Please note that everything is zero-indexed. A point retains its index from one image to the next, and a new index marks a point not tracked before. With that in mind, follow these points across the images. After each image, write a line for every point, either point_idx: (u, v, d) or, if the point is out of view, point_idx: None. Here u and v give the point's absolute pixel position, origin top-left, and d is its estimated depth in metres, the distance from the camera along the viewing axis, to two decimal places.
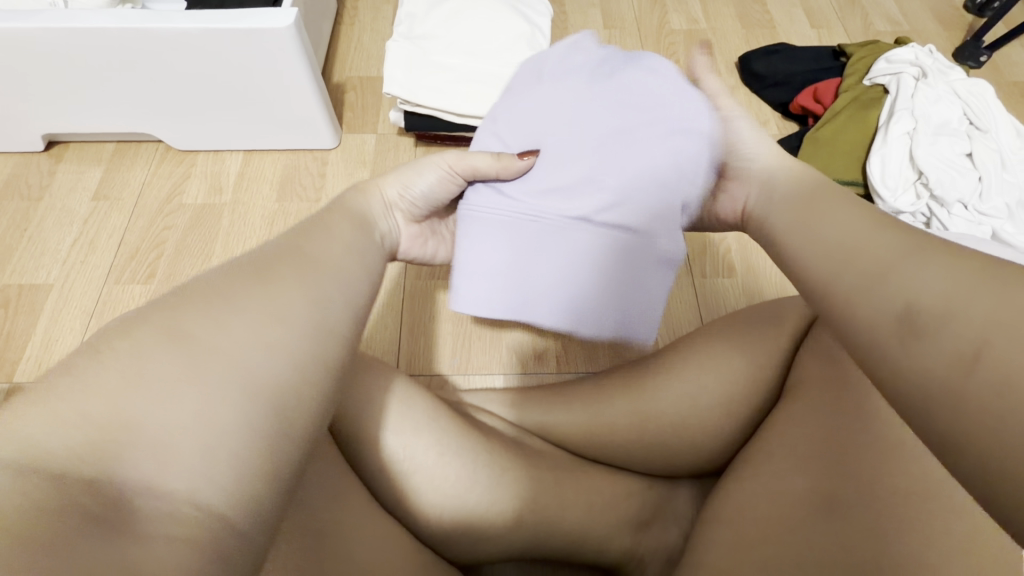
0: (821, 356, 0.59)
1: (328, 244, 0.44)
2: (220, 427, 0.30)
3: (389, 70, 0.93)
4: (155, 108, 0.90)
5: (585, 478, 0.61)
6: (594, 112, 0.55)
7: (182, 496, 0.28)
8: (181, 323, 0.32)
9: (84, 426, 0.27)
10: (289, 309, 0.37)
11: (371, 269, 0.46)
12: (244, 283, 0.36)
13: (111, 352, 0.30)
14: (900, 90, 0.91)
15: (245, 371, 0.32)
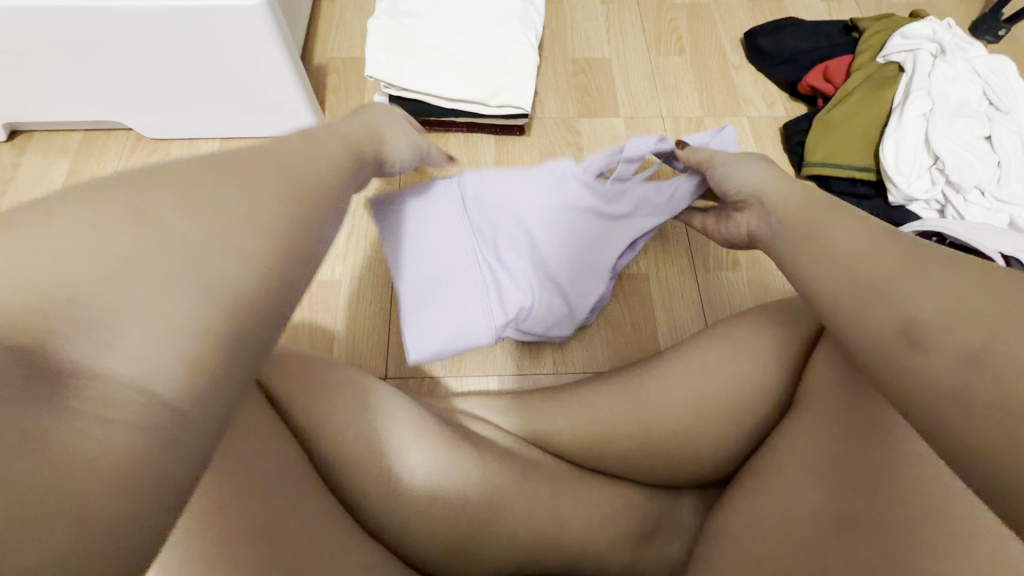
0: (832, 361, 0.55)
1: (306, 149, 0.42)
2: (166, 313, 0.28)
3: (372, 51, 0.87)
4: (122, 94, 0.84)
5: (583, 489, 0.59)
6: (554, 220, 0.74)
7: (117, 379, 0.26)
8: (136, 203, 0.30)
9: (15, 281, 0.25)
10: (260, 212, 0.34)
11: (345, 183, 0.44)
12: (216, 177, 0.34)
13: (64, 221, 0.28)
14: (917, 68, 0.85)
15: (199, 265, 0.30)
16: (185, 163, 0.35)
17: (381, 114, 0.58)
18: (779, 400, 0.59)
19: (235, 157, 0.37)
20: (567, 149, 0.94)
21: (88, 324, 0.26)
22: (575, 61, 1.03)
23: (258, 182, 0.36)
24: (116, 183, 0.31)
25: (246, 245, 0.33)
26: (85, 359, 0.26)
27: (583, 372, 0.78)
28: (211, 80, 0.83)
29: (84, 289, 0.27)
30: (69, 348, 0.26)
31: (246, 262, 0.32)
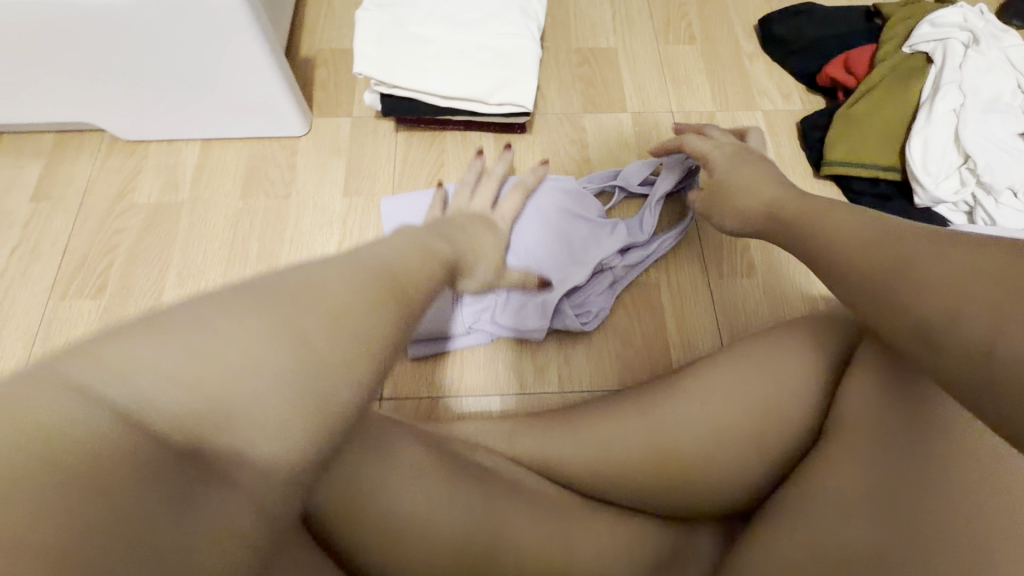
0: (868, 391, 0.51)
1: (404, 247, 0.44)
2: (295, 421, 0.29)
3: (360, 44, 0.81)
4: (93, 94, 0.78)
5: (594, 523, 0.54)
6: (547, 226, 0.76)
7: (252, 476, 0.29)
8: (274, 291, 0.32)
9: (176, 384, 0.27)
10: (377, 307, 0.35)
11: (430, 264, 0.45)
12: (355, 282, 0.35)
13: (215, 313, 0.30)
14: (947, 59, 0.80)
15: (325, 380, 0.31)
16: (328, 260, 0.36)
17: (484, 231, 0.65)
18: (803, 425, 0.55)
19: (368, 262, 0.38)
20: (571, 147, 0.89)
21: (234, 422, 0.29)
22: (579, 51, 0.96)
23: (386, 298, 0.36)
24: (269, 282, 0.33)
25: (365, 334, 0.33)
26: (231, 449, 0.29)
27: (590, 390, 0.74)
28: (188, 77, 0.77)
29: (230, 382, 0.29)
30: (221, 441, 0.28)
31: (363, 375, 0.32)
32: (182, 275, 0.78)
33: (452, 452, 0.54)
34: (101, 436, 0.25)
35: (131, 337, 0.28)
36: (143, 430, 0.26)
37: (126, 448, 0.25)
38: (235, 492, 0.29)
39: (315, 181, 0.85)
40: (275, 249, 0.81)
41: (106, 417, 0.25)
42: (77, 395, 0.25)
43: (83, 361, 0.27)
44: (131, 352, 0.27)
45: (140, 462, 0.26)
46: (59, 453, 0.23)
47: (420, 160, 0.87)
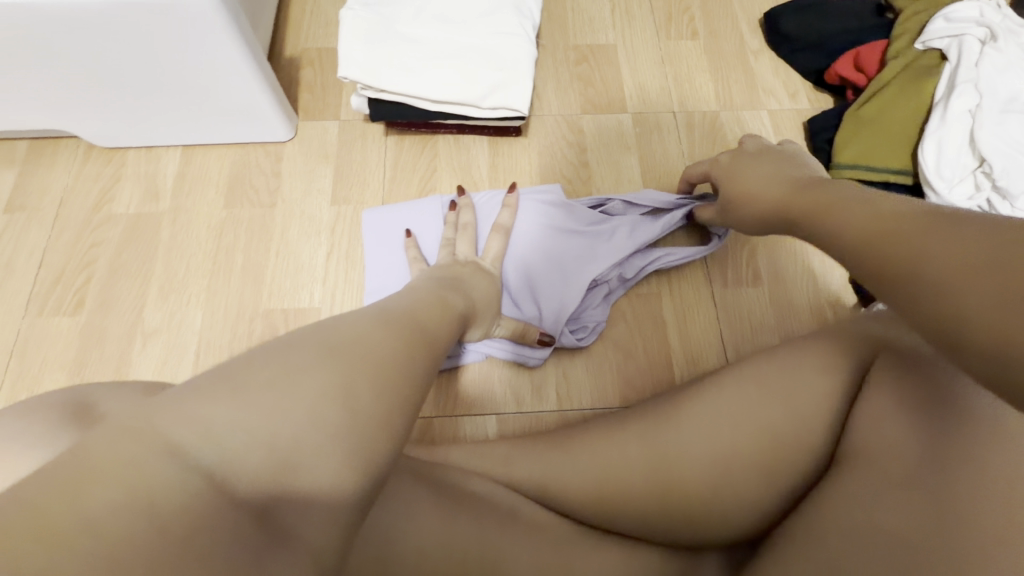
0: (885, 415, 0.48)
1: (422, 300, 0.49)
2: (349, 471, 0.31)
3: (345, 46, 0.77)
4: (65, 101, 0.74)
5: (597, 554, 0.51)
6: (539, 243, 0.73)
7: (314, 529, 0.30)
8: (324, 346, 0.34)
9: (250, 439, 0.28)
10: (412, 355, 0.38)
11: (442, 308, 0.50)
12: (390, 340, 0.38)
13: (273, 369, 0.31)
14: (963, 56, 0.76)
15: (373, 433, 0.33)
16: (361, 318, 0.39)
17: (485, 278, 0.67)
18: (816, 452, 0.52)
19: (394, 318, 0.41)
20: (568, 150, 0.85)
21: (298, 477, 0.30)
22: (577, 48, 0.92)
23: (415, 354, 0.39)
24: (325, 336, 0.35)
25: (408, 381, 0.36)
26: (296, 503, 0.30)
27: (591, 408, 0.71)
28: (164, 81, 0.73)
29: (297, 432, 0.30)
30: (287, 495, 0.29)
31: (400, 427, 0.35)
32: (164, 290, 0.75)
33: (446, 481, 0.51)
34: (186, 493, 0.25)
35: (203, 397, 0.29)
36: (222, 490, 0.27)
37: (208, 504, 0.26)
38: (298, 544, 0.29)
39: (302, 188, 0.81)
40: (261, 260, 0.77)
41: (192, 478, 0.26)
42: (166, 457, 0.26)
43: (166, 421, 0.27)
44: (204, 411, 0.28)
45: (223, 521, 0.26)
46: (160, 516, 0.24)
47: (411, 165, 0.83)
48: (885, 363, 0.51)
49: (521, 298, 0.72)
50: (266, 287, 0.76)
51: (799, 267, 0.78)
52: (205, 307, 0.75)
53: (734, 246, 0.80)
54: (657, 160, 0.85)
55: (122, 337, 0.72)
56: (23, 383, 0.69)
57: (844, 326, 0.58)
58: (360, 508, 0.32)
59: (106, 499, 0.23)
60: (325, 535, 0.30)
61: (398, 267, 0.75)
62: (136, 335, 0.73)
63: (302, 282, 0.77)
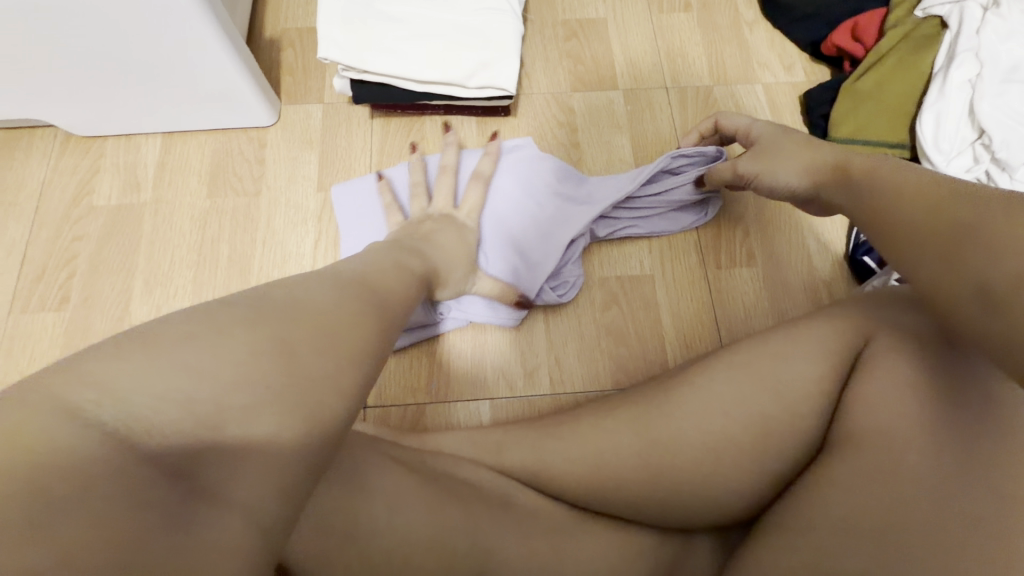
0: (879, 398, 0.47)
1: (369, 261, 0.50)
2: (286, 430, 0.31)
3: (326, 28, 0.75)
4: (35, 91, 0.72)
5: (588, 539, 0.52)
6: (537, 201, 0.74)
7: (250, 485, 0.29)
8: (255, 307, 0.34)
9: (168, 401, 0.27)
10: (361, 317, 0.39)
11: (405, 278, 0.50)
12: (333, 302, 0.38)
13: (194, 331, 0.31)
14: (964, 24, 0.74)
15: (313, 393, 0.32)
16: (306, 283, 0.39)
17: (460, 243, 0.68)
18: (807, 435, 0.52)
19: (343, 285, 0.41)
20: (559, 130, 0.83)
21: (229, 435, 0.29)
22: (566, 23, 0.89)
23: (364, 323, 0.38)
24: (255, 301, 0.35)
25: (356, 353, 0.36)
26: (225, 460, 0.29)
27: (585, 392, 0.71)
28: (136, 67, 0.70)
29: (225, 393, 0.29)
30: (214, 456, 0.28)
31: (350, 395, 0.35)
32: (149, 282, 0.74)
33: (434, 469, 0.51)
34: (94, 452, 0.24)
35: (112, 356, 0.28)
36: (134, 450, 0.26)
37: (118, 466, 0.25)
38: (231, 509, 0.28)
39: (285, 176, 0.80)
40: (247, 251, 0.76)
41: (99, 438, 0.25)
42: (65, 417, 0.24)
43: (67, 382, 0.26)
44: (117, 372, 0.27)
45: (132, 485, 0.25)
46: (60, 478, 0.23)
47: (397, 149, 0.81)
48: (884, 347, 0.50)
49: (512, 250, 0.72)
50: (253, 277, 0.75)
51: (792, 246, 0.78)
52: (191, 300, 0.74)
53: (728, 226, 0.79)
54: (648, 138, 0.83)
55: (108, 333, 0.72)
56: (10, 380, 0.69)
57: (837, 306, 0.57)
58: (303, 468, 0.31)
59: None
60: (264, 497, 0.29)
61: (367, 231, 0.75)
62: (123, 329, 0.72)
63: (289, 272, 0.75)
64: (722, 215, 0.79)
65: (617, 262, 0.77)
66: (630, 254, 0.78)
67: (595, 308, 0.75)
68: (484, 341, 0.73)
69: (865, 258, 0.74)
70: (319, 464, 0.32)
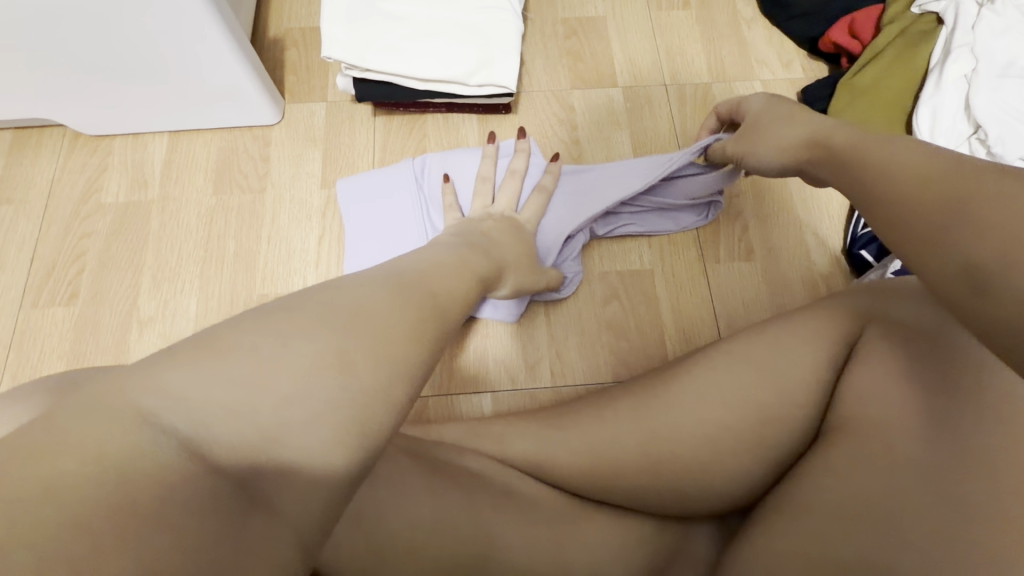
0: (872, 387, 0.49)
1: (423, 257, 0.46)
2: (340, 444, 0.29)
3: (330, 27, 0.76)
4: (44, 90, 0.73)
5: (589, 527, 0.53)
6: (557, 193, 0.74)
7: (299, 500, 0.28)
8: (318, 308, 0.32)
9: (227, 410, 0.27)
10: (421, 320, 0.36)
11: (459, 272, 0.47)
12: (395, 303, 0.35)
13: (254, 336, 0.30)
14: (959, 20, 0.75)
15: (367, 408, 0.30)
16: (370, 281, 0.37)
17: (520, 242, 0.66)
18: (804, 424, 0.53)
19: (406, 285, 0.38)
20: (559, 127, 0.84)
21: (284, 447, 0.28)
22: (566, 21, 0.90)
23: (424, 325, 0.35)
24: (318, 300, 0.33)
25: (412, 362, 0.33)
26: (279, 473, 0.28)
27: (586, 384, 0.72)
28: (143, 66, 0.71)
29: (280, 403, 0.28)
30: (269, 469, 0.28)
31: (400, 406, 0.32)
32: (157, 278, 0.75)
33: (438, 459, 0.52)
34: (161, 458, 0.24)
35: (179, 363, 0.28)
36: (200, 458, 0.26)
37: (185, 472, 0.25)
38: (281, 522, 0.27)
39: (290, 173, 0.81)
40: (252, 247, 0.77)
41: (166, 446, 0.25)
42: (136, 423, 0.25)
43: (140, 387, 0.26)
44: (181, 380, 0.27)
45: (199, 490, 0.25)
46: (133, 482, 0.23)
47: (400, 146, 0.82)
48: (878, 337, 0.51)
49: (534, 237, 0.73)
50: (259, 273, 0.76)
51: (790, 240, 0.78)
52: (198, 295, 0.75)
53: (727, 221, 0.80)
54: (647, 134, 0.84)
55: (117, 328, 0.73)
56: (22, 375, 0.70)
57: (833, 298, 0.58)
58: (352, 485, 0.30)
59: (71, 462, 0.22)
60: (312, 513, 0.28)
61: (371, 219, 0.76)
62: (131, 324, 0.73)
63: (294, 268, 0.77)
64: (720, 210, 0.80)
65: (617, 257, 0.78)
66: (630, 249, 0.78)
67: (595, 303, 0.76)
68: (487, 336, 0.74)
69: (862, 252, 0.74)
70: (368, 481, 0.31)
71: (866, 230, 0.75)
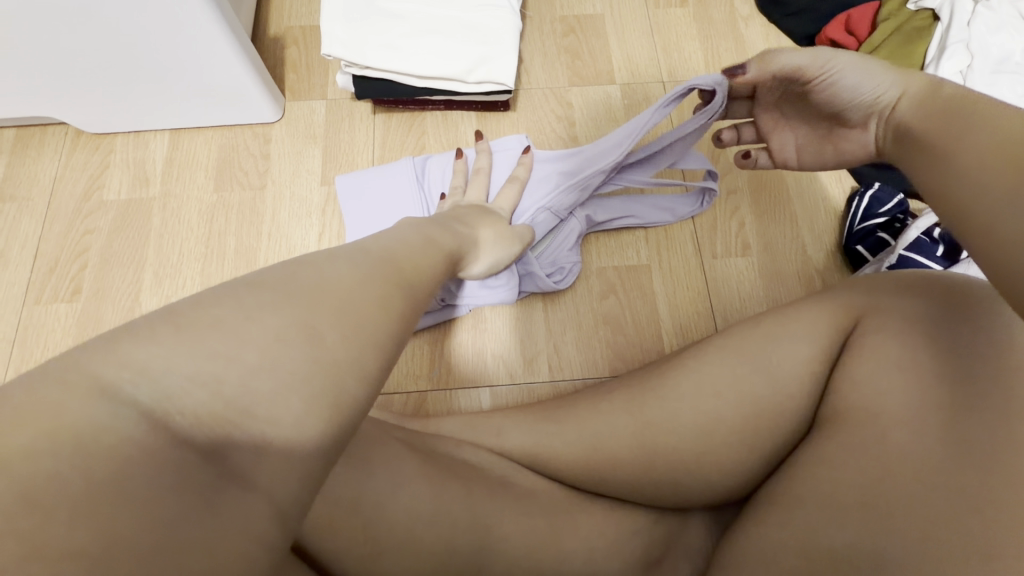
0: (867, 377, 0.49)
1: (396, 236, 0.47)
2: (310, 417, 0.29)
3: (329, 25, 0.77)
4: (47, 89, 0.74)
5: (584, 517, 0.53)
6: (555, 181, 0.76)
7: (272, 472, 0.28)
8: (283, 285, 0.33)
9: (194, 385, 0.27)
10: (391, 296, 0.36)
11: (436, 256, 0.48)
12: (364, 281, 0.36)
13: (218, 312, 0.30)
14: (954, 17, 0.76)
15: (337, 379, 0.31)
16: (337, 260, 0.37)
17: (490, 221, 0.66)
18: (797, 416, 0.54)
19: (374, 264, 0.39)
20: (557, 124, 0.85)
21: (254, 421, 0.28)
22: (564, 19, 0.91)
23: (393, 300, 0.36)
24: (285, 277, 0.34)
25: (382, 336, 0.34)
26: (251, 447, 0.28)
27: (583, 378, 0.73)
28: (145, 65, 0.72)
29: (248, 377, 0.29)
30: (239, 441, 0.28)
31: (375, 378, 0.33)
32: (159, 275, 0.76)
33: (436, 450, 0.52)
34: (126, 430, 0.25)
35: (145, 337, 0.28)
36: (165, 431, 0.26)
37: (153, 447, 0.25)
38: (256, 494, 0.28)
39: (290, 170, 0.82)
40: (253, 244, 0.78)
41: (129, 418, 0.25)
42: (100, 396, 0.25)
43: (105, 360, 0.27)
44: (145, 355, 0.27)
45: (166, 465, 0.25)
46: (95, 455, 0.24)
47: (399, 143, 0.83)
48: (873, 327, 0.52)
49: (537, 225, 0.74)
50: (259, 269, 0.77)
51: (787, 235, 0.79)
52: (200, 291, 0.76)
53: (724, 217, 0.80)
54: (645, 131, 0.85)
55: (119, 324, 0.74)
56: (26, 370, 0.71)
57: (828, 292, 0.58)
58: (325, 459, 0.30)
59: (33, 434, 0.23)
60: (285, 485, 0.29)
61: (372, 215, 0.77)
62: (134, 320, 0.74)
63: None
64: (718, 205, 0.80)
65: (615, 253, 0.79)
66: (628, 245, 0.79)
67: (593, 298, 0.76)
68: (484, 331, 0.75)
69: (859, 248, 0.75)
70: (341, 453, 0.31)
71: (862, 225, 0.75)
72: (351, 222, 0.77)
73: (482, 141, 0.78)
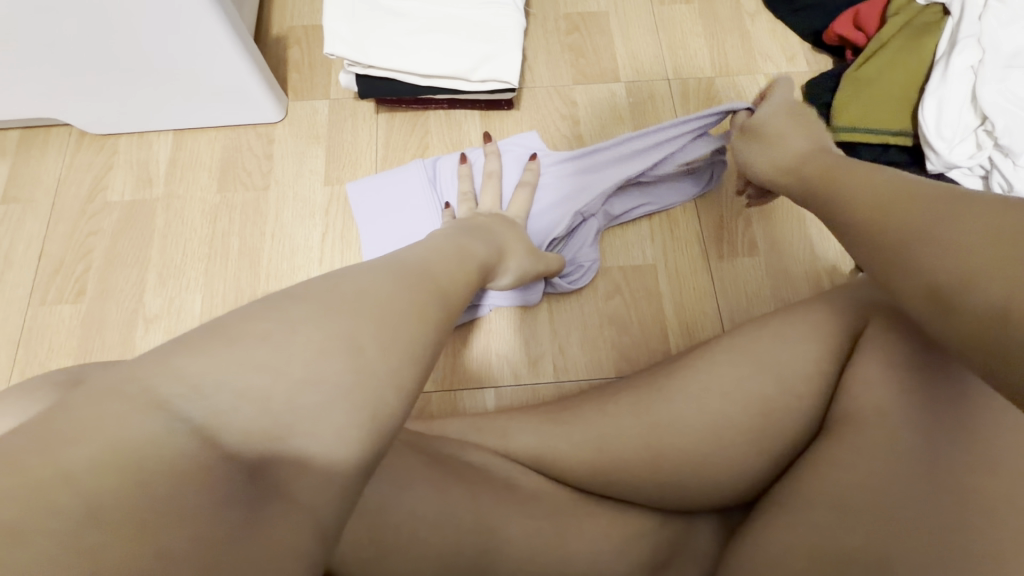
0: (879, 379, 0.48)
1: (427, 246, 0.46)
2: (353, 432, 0.29)
3: (331, 23, 0.76)
4: (49, 90, 0.74)
5: (590, 519, 0.52)
6: (568, 182, 0.77)
7: (314, 488, 0.28)
8: (329, 297, 0.32)
9: (243, 399, 0.27)
10: (430, 309, 0.36)
11: (459, 259, 0.48)
12: (402, 294, 0.35)
13: (264, 327, 0.30)
14: (965, 11, 0.74)
15: (379, 393, 0.30)
16: (375, 271, 0.36)
17: (515, 232, 0.66)
18: (808, 418, 0.53)
19: (410, 274, 0.38)
20: (561, 123, 0.84)
21: (297, 436, 0.28)
22: (568, 17, 0.90)
23: (429, 308, 0.36)
24: (329, 288, 0.33)
25: (418, 347, 0.33)
26: (293, 462, 0.28)
27: (588, 380, 0.72)
28: (150, 65, 0.72)
29: (293, 394, 0.28)
30: (283, 457, 0.28)
31: (409, 391, 0.32)
32: (162, 275, 0.76)
33: (440, 452, 0.52)
34: (180, 448, 0.25)
35: (195, 352, 0.28)
36: (216, 447, 0.26)
37: (201, 464, 0.25)
38: (296, 510, 0.27)
39: (293, 170, 0.81)
40: (257, 244, 0.78)
41: (183, 434, 0.25)
42: (155, 411, 0.25)
43: (155, 374, 0.27)
44: (194, 369, 0.27)
45: (214, 481, 0.25)
46: (147, 474, 0.23)
47: (403, 143, 0.83)
48: (878, 330, 0.51)
49: (554, 225, 0.75)
50: (262, 270, 0.77)
51: (795, 234, 0.78)
52: (203, 291, 0.75)
53: (730, 217, 0.79)
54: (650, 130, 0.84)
55: (123, 324, 0.73)
56: (30, 371, 0.71)
57: (838, 292, 0.58)
58: (362, 475, 0.30)
59: (88, 451, 0.22)
60: (322, 501, 0.28)
61: (387, 217, 0.77)
62: (138, 321, 0.74)
63: (298, 264, 0.77)
64: (723, 206, 0.80)
65: (620, 252, 0.78)
66: (633, 245, 0.78)
67: (599, 298, 0.76)
68: (490, 331, 0.74)
69: None
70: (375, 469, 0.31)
71: None
72: (366, 224, 0.77)
73: (490, 143, 0.78)
